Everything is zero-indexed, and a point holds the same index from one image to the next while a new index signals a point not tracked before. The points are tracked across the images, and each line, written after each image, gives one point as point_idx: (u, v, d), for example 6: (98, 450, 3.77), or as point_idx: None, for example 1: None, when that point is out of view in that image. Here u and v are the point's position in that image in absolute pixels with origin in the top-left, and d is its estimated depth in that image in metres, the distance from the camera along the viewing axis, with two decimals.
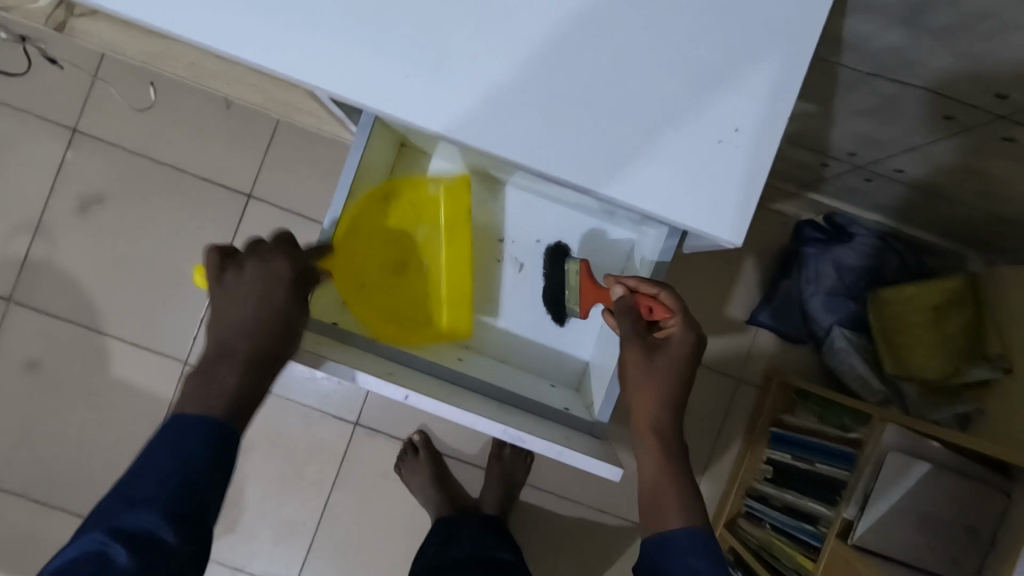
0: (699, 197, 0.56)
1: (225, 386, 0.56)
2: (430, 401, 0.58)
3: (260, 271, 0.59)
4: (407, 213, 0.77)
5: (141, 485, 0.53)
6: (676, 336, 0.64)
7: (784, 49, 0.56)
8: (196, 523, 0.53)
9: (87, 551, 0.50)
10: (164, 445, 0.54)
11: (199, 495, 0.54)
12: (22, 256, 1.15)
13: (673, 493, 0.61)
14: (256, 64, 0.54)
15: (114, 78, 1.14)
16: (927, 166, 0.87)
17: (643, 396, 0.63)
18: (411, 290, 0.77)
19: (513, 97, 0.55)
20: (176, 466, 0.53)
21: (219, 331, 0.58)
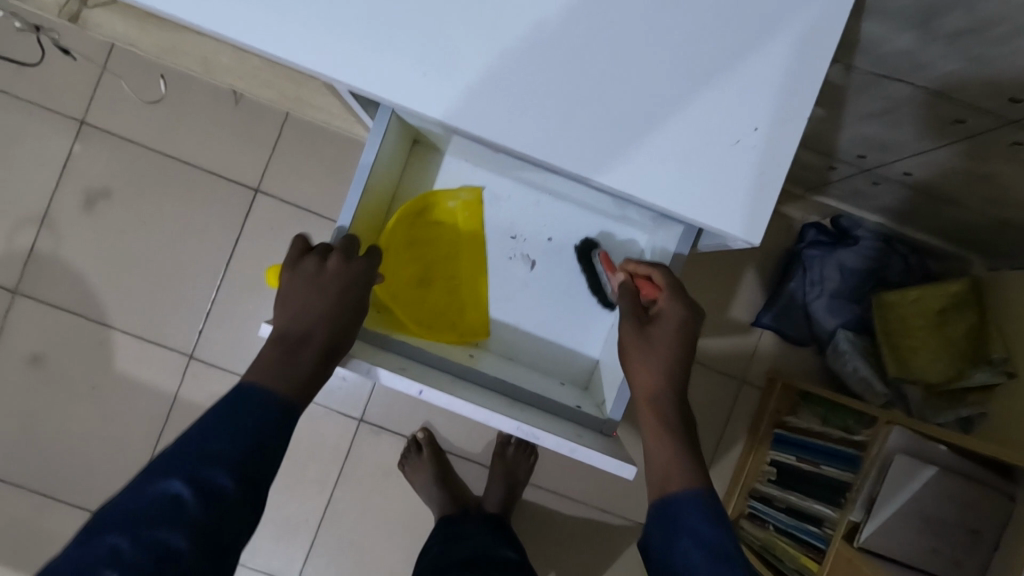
0: (715, 194, 0.56)
1: (295, 370, 0.57)
2: (445, 396, 0.59)
3: (342, 267, 0.61)
4: (429, 227, 0.77)
5: (215, 436, 0.53)
6: (667, 310, 0.64)
7: (801, 49, 0.57)
8: (261, 479, 0.54)
9: (162, 491, 0.50)
10: (239, 404, 0.55)
11: (264, 457, 0.54)
12: (27, 249, 1.14)
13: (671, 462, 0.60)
14: (277, 57, 0.54)
15: (124, 71, 1.14)
16: (935, 170, 0.87)
17: (639, 370, 0.63)
18: (436, 300, 0.76)
19: (532, 93, 0.55)
20: (247, 428, 0.54)
21: (295, 314, 0.60)
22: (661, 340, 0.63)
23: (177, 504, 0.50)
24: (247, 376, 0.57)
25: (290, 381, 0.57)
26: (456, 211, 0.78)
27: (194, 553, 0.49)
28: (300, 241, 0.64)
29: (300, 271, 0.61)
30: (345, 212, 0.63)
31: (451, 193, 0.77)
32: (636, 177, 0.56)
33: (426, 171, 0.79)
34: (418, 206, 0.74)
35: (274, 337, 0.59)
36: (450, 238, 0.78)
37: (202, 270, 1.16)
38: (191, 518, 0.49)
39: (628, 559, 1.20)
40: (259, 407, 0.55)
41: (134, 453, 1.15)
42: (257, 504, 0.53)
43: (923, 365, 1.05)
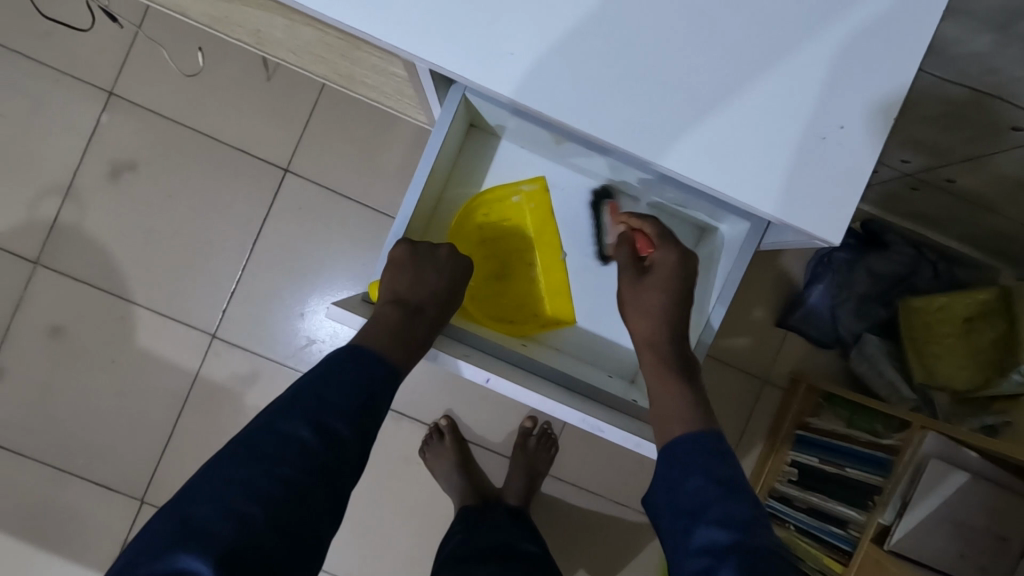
0: (797, 192, 0.55)
1: (414, 339, 0.61)
2: (510, 384, 0.59)
3: (453, 257, 0.66)
4: (498, 222, 0.78)
5: (331, 389, 0.56)
6: (660, 260, 0.69)
7: (894, 49, 0.55)
8: (369, 422, 0.57)
9: (290, 433, 0.54)
10: (346, 366, 0.58)
11: (373, 415, 0.57)
12: (50, 220, 1.12)
13: (665, 387, 0.64)
14: (354, 28, 0.52)
15: (160, 40, 1.12)
16: (980, 178, 0.87)
17: (635, 314, 0.69)
18: (517, 293, 0.79)
19: (615, 79, 0.53)
20: (364, 383, 0.57)
21: (412, 288, 0.62)
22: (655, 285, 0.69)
23: (302, 445, 0.53)
24: (358, 339, 0.60)
25: (407, 348, 0.61)
26: (521, 203, 0.78)
27: (316, 491, 0.53)
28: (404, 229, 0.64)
29: (416, 250, 0.63)
30: (406, 203, 0.65)
31: (513, 187, 0.78)
32: (719, 168, 0.54)
33: (481, 157, 0.78)
34: (481, 206, 0.77)
35: (387, 304, 0.63)
36: (518, 231, 0.79)
37: (228, 247, 1.14)
38: (317, 459, 0.53)
39: (643, 554, 1.20)
40: (375, 364, 0.58)
41: (152, 431, 1.14)
42: (365, 454, 0.57)
43: (951, 372, 1.05)
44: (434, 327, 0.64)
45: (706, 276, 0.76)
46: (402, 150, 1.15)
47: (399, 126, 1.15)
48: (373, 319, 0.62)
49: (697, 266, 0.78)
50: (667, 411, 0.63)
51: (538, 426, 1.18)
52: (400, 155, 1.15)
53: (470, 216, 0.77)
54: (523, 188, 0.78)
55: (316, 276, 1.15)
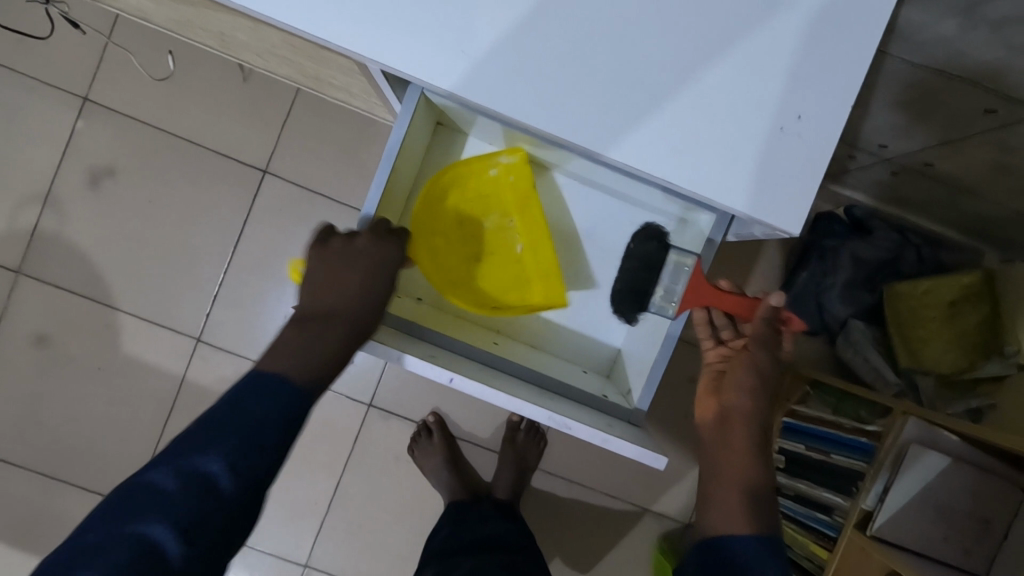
0: (759, 184, 0.54)
1: (313, 363, 0.62)
2: (475, 384, 0.61)
3: (374, 244, 0.63)
4: (477, 198, 0.76)
5: (204, 435, 0.58)
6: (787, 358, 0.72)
7: (851, 36, 0.55)
8: (243, 464, 0.58)
9: (157, 484, 0.56)
10: (225, 411, 0.60)
11: (247, 457, 0.58)
12: (30, 228, 1.12)
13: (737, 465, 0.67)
14: (307, 32, 0.52)
15: (131, 45, 1.11)
16: (958, 162, 0.87)
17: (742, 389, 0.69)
18: (498, 272, 0.79)
19: (571, 76, 0.53)
20: (237, 426, 0.59)
21: (326, 294, 0.64)
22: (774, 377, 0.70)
23: (166, 496, 0.56)
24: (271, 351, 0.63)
25: (312, 368, 0.62)
26: (500, 176, 0.75)
27: (179, 539, 0.54)
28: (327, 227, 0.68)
29: (328, 250, 0.66)
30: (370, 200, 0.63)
31: (491, 159, 0.73)
32: (677, 163, 0.54)
33: (449, 154, 0.78)
34: (459, 183, 0.74)
35: (300, 315, 0.65)
36: (497, 205, 0.77)
37: (210, 251, 1.14)
38: (180, 507, 0.55)
39: (634, 544, 1.21)
40: (269, 400, 0.60)
41: (142, 435, 1.14)
42: (242, 498, 0.58)
43: (935, 355, 1.04)
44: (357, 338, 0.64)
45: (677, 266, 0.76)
46: (381, 149, 1.15)
47: (377, 124, 1.15)
48: (291, 323, 0.65)
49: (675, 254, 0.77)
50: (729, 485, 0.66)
51: (527, 420, 1.18)
52: (379, 153, 1.15)
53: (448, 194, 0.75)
54: (504, 159, 0.73)
55: None
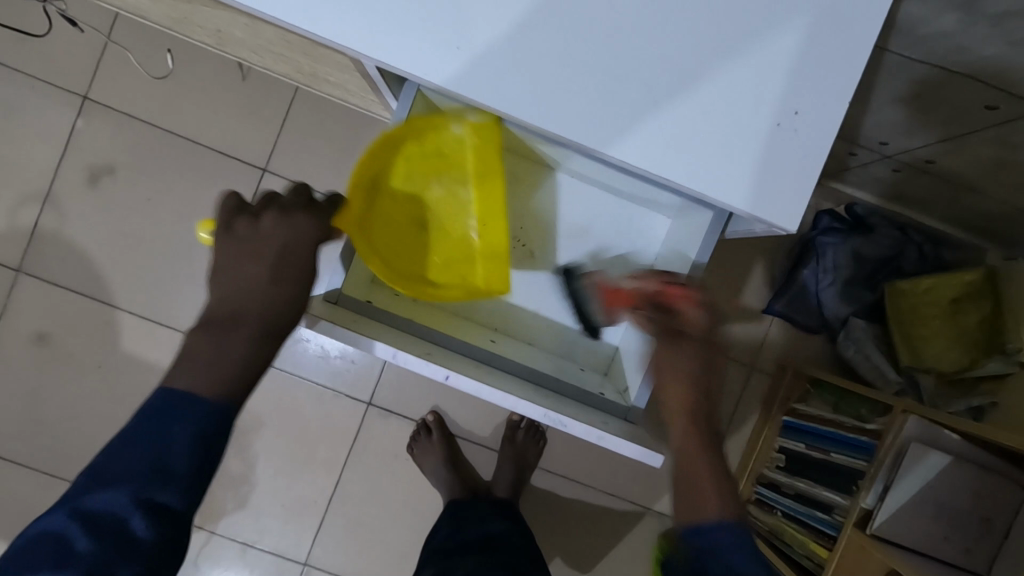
0: (755, 180, 0.54)
1: (226, 376, 0.57)
2: (469, 380, 0.61)
3: (280, 222, 0.62)
4: (432, 157, 0.73)
5: (108, 471, 0.53)
6: (696, 322, 0.68)
7: (849, 31, 0.55)
8: (156, 493, 0.53)
9: (59, 532, 0.52)
10: (130, 441, 0.55)
11: (157, 486, 0.53)
12: (30, 227, 1.12)
13: (692, 454, 0.66)
14: (303, 28, 0.52)
15: (130, 43, 1.11)
16: (960, 158, 0.86)
17: (669, 382, 0.67)
18: (440, 239, 0.78)
19: (568, 73, 0.53)
20: (142, 456, 0.54)
21: (233, 290, 0.60)
22: (693, 352, 0.67)
23: (71, 545, 0.51)
24: (179, 364, 0.58)
25: (229, 383, 0.57)
26: (465, 135, 0.70)
27: None
28: (234, 199, 0.63)
29: (232, 235, 0.61)
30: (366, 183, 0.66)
31: (458, 116, 0.68)
32: (672, 158, 0.54)
33: None
34: (420, 138, 0.69)
35: (213, 313, 0.60)
36: (456, 167, 0.74)
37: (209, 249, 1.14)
38: (88, 555, 0.51)
39: (634, 543, 1.20)
40: (178, 421, 0.55)
41: None
42: (159, 530, 0.53)
43: (937, 353, 1.04)
44: (275, 333, 0.61)
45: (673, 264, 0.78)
46: None
47: (376, 122, 1.15)
48: (200, 324, 0.60)
49: (671, 251, 0.79)
50: (700, 484, 0.64)
51: (526, 419, 1.18)
52: None
53: (405, 146, 0.69)
54: (471, 118, 0.69)
55: None
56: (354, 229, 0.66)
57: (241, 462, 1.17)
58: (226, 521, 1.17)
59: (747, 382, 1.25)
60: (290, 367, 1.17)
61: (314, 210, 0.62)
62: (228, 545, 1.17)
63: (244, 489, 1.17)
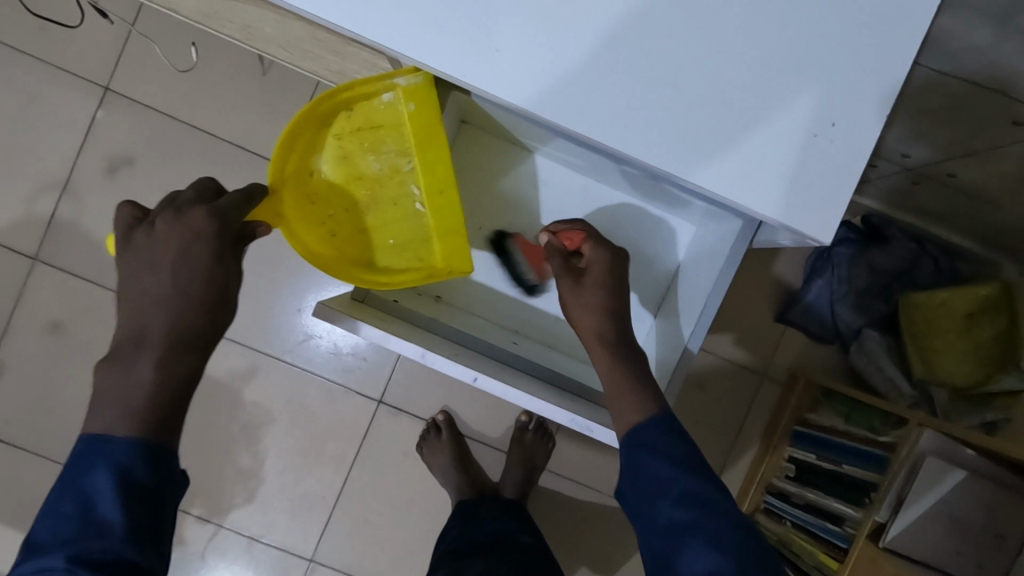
0: (787, 190, 0.54)
1: (141, 411, 0.52)
2: (497, 383, 0.64)
3: (174, 224, 0.57)
4: (362, 131, 0.72)
5: (43, 541, 0.49)
6: (594, 259, 0.68)
7: (888, 43, 0.55)
8: (96, 547, 0.48)
9: None
10: (63, 503, 0.50)
11: (95, 542, 0.48)
12: (48, 216, 1.13)
13: (613, 376, 0.62)
14: (343, 28, 0.53)
15: (154, 35, 1.11)
16: (983, 172, 0.86)
17: (577, 315, 0.66)
18: (387, 221, 0.75)
19: (611, 76, 0.53)
20: (75, 517, 0.49)
21: (134, 308, 0.55)
22: (595, 284, 0.67)
23: None
24: (97, 406, 0.52)
25: (150, 418, 0.52)
26: (397, 101, 0.69)
27: None
28: (133, 208, 0.59)
29: (129, 247, 0.57)
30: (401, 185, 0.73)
31: (384, 83, 0.68)
32: (705, 165, 0.54)
33: (477, 151, 0.85)
34: (347, 111, 0.71)
35: (120, 337, 0.55)
36: (393, 140, 0.72)
37: None
38: None
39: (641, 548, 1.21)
40: (100, 470, 0.50)
41: None
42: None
43: (951, 368, 1.04)
44: (185, 345, 0.55)
45: (696, 266, 0.79)
46: None
47: None
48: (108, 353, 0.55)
49: (695, 257, 0.81)
50: (625, 403, 0.61)
51: (534, 421, 1.18)
52: None
53: (333, 122, 0.71)
54: (400, 81, 0.67)
55: (312, 272, 1.16)
56: (275, 216, 0.69)
57: (250, 457, 1.17)
58: (233, 515, 1.17)
59: (759, 390, 1.25)
60: (301, 363, 1.17)
61: (212, 206, 0.58)
62: (234, 539, 1.17)
63: (252, 483, 1.17)
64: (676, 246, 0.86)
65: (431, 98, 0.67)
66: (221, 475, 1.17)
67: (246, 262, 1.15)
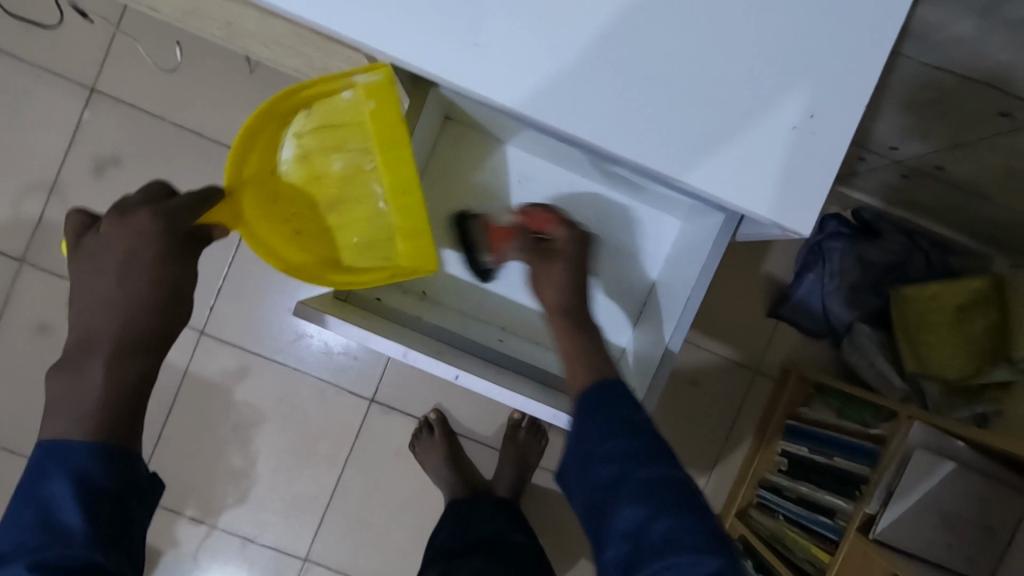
0: (769, 184, 0.54)
1: (94, 415, 0.51)
2: (480, 380, 0.64)
3: (120, 227, 0.56)
4: (324, 129, 0.71)
5: (3, 553, 0.48)
6: (560, 238, 0.71)
7: (870, 36, 0.55)
8: (60, 552, 0.48)
9: None
10: (23, 514, 0.50)
11: (57, 547, 0.48)
12: (36, 218, 1.12)
13: (569, 347, 0.65)
14: (317, 24, 0.52)
15: (140, 35, 1.11)
16: (971, 164, 0.85)
17: (541, 292, 0.70)
18: (351, 218, 0.75)
19: (597, 72, 0.53)
20: (36, 525, 0.49)
21: (81, 311, 0.55)
22: (557, 262, 0.70)
23: None
24: (50, 413, 0.52)
25: (103, 423, 0.51)
26: (357, 99, 0.67)
27: None
28: (80, 215, 0.58)
29: (78, 254, 0.57)
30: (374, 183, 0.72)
31: (344, 81, 0.66)
32: (685, 159, 0.54)
33: (462, 148, 0.85)
34: (308, 109, 0.70)
35: (71, 344, 0.54)
36: (356, 137, 0.71)
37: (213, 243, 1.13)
38: None
39: None
40: (59, 477, 0.50)
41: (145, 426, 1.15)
42: None
43: (942, 362, 1.03)
44: (135, 346, 0.55)
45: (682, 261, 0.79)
46: None
47: None
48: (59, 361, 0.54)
49: (681, 253, 0.80)
50: (577, 370, 0.63)
51: (527, 418, 1.18)
52: None
53: (294, 120, 0.70)
54: (360, 79, 0.65)
55: None
56: (232, 218, 0.66)
57: (242, 457, 1.17)
58: (226, 515, 1.17)
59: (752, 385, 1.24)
60: (292, 362, 1.17)
61: (159, 206, 0.57)
62: (227, 539, 1.17)
63: (245, 483, 1.17)
64: (665, 243, 0.86)
65: (392, 96, 0.64)
66: (214, 475, 1.16)
67: (228, 260, 1.14)
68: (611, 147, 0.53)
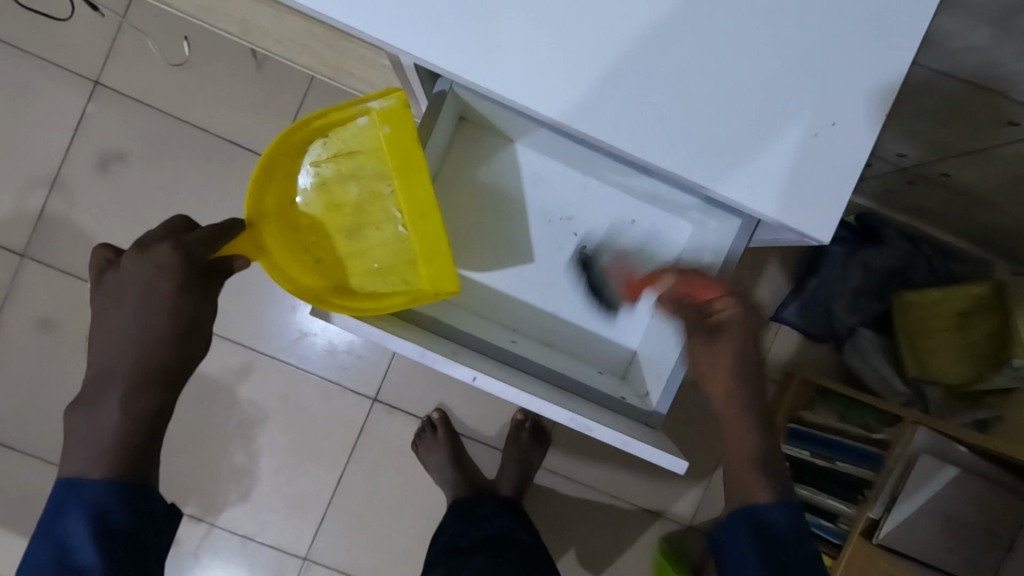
0: (788, 191, 0.54)
1: (113, 444, 0.52)
2: (497, 381, 0.64)
3: (139, 261, 0.56)
4: (341, 156, 0.71)
5: None
6: (727, 315, 0.68)
7: (890, 44, 0.55)
8: None
9: None
10: (41, 551, 0.51)
11: None
12: (38, 211, 1.11)
13: (733, 429, 0.67)
14: (338, 22, 0.52)
15: (147, 29, 1.10)
16: (977, 172, 0.86)
17: (706, 373, 0.68)
18: (369, 245, 0.74)
19: (622, 74, 0.53)
20: (54, 563, 0.51)
21: (101, 340, 0.55)
22: (727, 340, 0.67)
23: None
24: (71, 449, 0.53)
25: (126, 449, 0.52)
26: (372, 125, 0.69)
27: None
28: (105, 250, 0.58)
29: (101, 288, 0.57)
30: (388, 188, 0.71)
31: (358, 107, 0.67)
32: (706, 165, 0.54)
33: (471, 147, 0.84)
34: (324, 138, 0.70)
35: (92, 381, 0.55)
36: (373, 162, 0.71)
37: None
38: None
39: (636, 546, 1.21)
40: (74, 514, 0.51)
41: None
42: None
43: (944, 365, 1.04)
44: (154, 377, 0.55)
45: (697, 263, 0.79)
46: None
47: None
48: (81, 396, 0.54)
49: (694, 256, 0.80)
50: (736, 447, 0.67)
51: (530, 420, 1.18)
52: None
53: (310, 150, 0.71)
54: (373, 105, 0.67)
55: None
56: (254, 248, 0.67)
57: (244, 455, 1.16)
58: (226, 514, 1.16)
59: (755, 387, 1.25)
60: (295, 361, 1.16)
61: (179, 240, 0.57)
62: (227, 538, 1.16)
63: (246, 482, 1.16)
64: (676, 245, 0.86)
65: (406, 119, 0.66)
66: (215, 474, 1.16)
67: None
68: (634, 150, 0.53)
